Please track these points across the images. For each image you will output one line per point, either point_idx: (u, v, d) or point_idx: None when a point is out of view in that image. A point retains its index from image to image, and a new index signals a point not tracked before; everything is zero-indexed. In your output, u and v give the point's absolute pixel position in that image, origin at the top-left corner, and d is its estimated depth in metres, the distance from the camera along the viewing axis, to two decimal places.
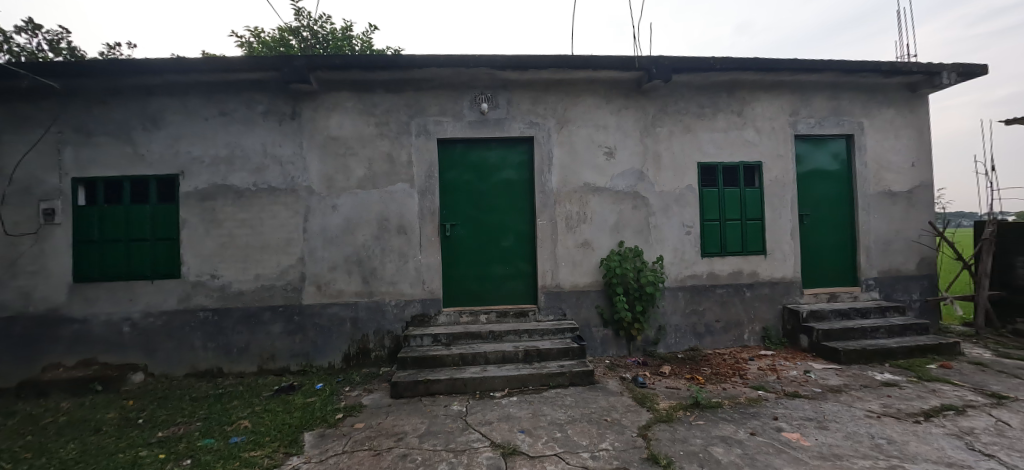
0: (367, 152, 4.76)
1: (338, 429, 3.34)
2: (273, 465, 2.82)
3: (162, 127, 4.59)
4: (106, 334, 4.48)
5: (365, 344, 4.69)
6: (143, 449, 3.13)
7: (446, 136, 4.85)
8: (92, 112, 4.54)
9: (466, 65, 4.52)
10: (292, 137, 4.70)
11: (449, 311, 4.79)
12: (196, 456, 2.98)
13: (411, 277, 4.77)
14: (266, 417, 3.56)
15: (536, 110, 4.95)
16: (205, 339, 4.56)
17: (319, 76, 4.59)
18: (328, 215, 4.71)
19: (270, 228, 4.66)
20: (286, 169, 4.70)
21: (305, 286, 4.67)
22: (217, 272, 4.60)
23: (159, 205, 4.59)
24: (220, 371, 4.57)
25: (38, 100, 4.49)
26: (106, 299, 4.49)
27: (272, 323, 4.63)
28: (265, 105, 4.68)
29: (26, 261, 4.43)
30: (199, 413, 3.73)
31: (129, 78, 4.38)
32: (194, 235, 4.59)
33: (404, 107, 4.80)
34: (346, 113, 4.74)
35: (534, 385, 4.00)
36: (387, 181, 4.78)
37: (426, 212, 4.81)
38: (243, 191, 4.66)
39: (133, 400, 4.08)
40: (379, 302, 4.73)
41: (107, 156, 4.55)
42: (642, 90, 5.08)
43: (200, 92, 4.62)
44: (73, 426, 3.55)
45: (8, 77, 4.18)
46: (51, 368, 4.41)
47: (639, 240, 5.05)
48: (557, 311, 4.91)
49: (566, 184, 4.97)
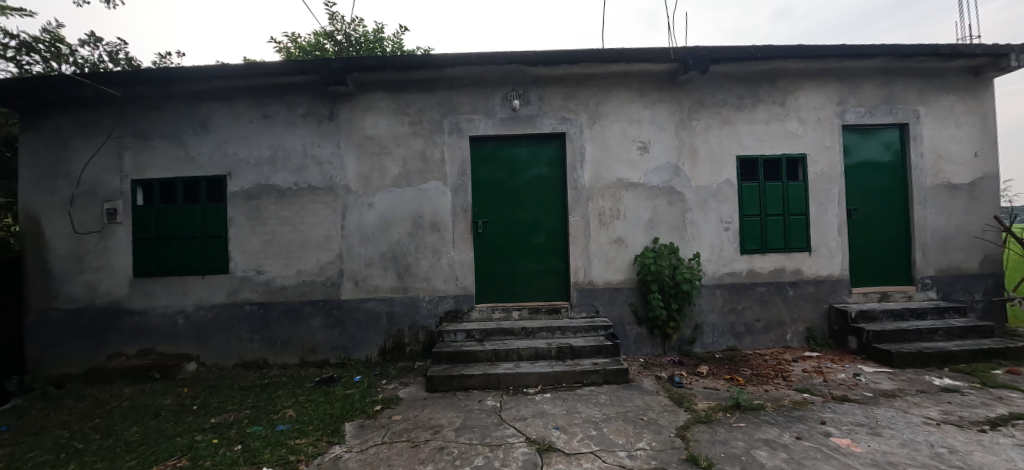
0: (401, 151, 4.86)
1: (377, 421, 3.44)
2: (318, 454, 2.94)
3: (211, 131, 4.83)
4: (162, 325, 4.78)
5: (400, 338, 4.80)
6: (198, 433, 3.33)
7: (479, 134, 4.88)
8: (149, 118, 4.84)
9: (498, 63, 4.52)
10: (330, 138, 4.85)
11: (482, 307, 4.84)
12: (247, 441, 3.14)
13: (445, 273, 4.84)
14: (309, 407, 3.70)
15: (568, 106, 4.91)
16: (252, 332, 4.80)
17: (355, 78, 4.72)
18: (365, 213, 4.85)
19: (310, 226, 4.84)
20: (324, 168, 4.86)
21: (343, 281, 4.82)
22: (262, 268, 4.82)
23: (209, 204, 4.84)
24: (266, 362, 4.79)
25: (101, 107, 4.82)
26: (162, 292, 4.79)
27: (313, 317, 4.81)
28: (304, 107, 4.86)
29: (92, 258, 4.78)
30: (247, 401, 3.93)
31: (181, 84, 4.63)
32: (241, 232, 4.82)
33: (436, 106, 4.86)
34: (381, 113, 4.86)
35: (567, 382, 3.99)
36: (420, 180, 4.86)
37: (459, 209, 4.86)
38: (286, 190, 4.85)
39: (187, 388, 4.34)
40: (414, 298, 4.82)
41: (161, 159, 4.84)
42: (677, 82, 4.94)
43: (245, 96, 4.84)
44: (136, 411, 3.82)
45: (74, 87, 4.50)
46: (115, 356, 4.75)
47: (675, 236, 4.93)
48: (589, 308, 4.86)
49: (599, 179, 4.91)
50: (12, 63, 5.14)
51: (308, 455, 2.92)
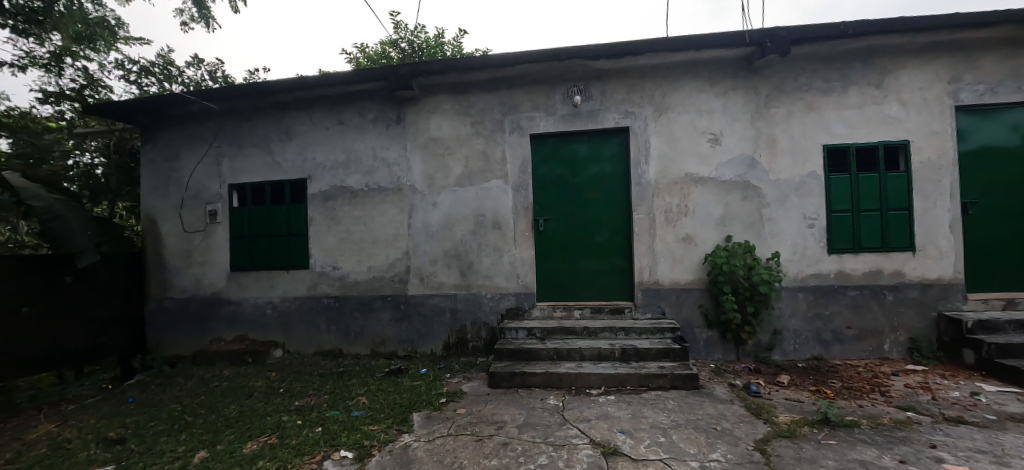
0: (463, 151, 4.97)
1: (443, 413, 3.56)
2: (389, 440, 3.10)
3: (293, 138, 5.26)
4: (254, 315, 5.29)
5: (463, 334, 4.93)
6: (285, 414, 3.65)
7: (539, 131, 4.86)
8: (242, 128, 5.36)
9: (559, 58, 4.47)
10: (397, 141, 5.09)
11: (543, 305, 4.82)
12: (327, 425, 3.39)
13: (506, 271, 4.89)
14: (380, 396, 3.91)
15: (632, 99, 4.74)
16: (329, 323, 5.16)
17: (420, 82, 4.90)
18: (430, 212, 5.02)
19: (380, 225, 5.11)
20: (392, 170, 5.10)
21: (410, 277, 5.04)
22: (338, 264, 5.17)
23: (292, 205, 5.28)
24: (341, 352, 5.14)
25: (204, 120, 5.42)
26: (253, 285, 5.30)
27: (382, 311, 5.08)
28: (374, 112, 5.13)
29: (198, 253, 5.41)
30: (326, 387, 4.24)
31: (268, 96, 5.08)
32: (319, 231, 5.20)
33: (497, 106, 4.92)
34: (445, 114, 5.00)
35: (632, 385, 3.87)
36: (482, 179, 4.94)
37: (520, 207, 4.88)
38: (358, 191, 5.16)
39: (275, 372, 4.76)
40: (477, 295, 4.92)
41: (252, 165, 5.35)
42: (753, 68, 4.59)
43: (322, 104, 5.21)
44: (233, 390, 4.27)
45: (183, 103, 5.10)
46: (216, 341, 5.34)
47: (751, 234, 4.59)
48: (655, 309, 4.67)
49: (665, 175, 4.70)
50: (135, 85, 5.93)
51: (380, 441, 3.09)
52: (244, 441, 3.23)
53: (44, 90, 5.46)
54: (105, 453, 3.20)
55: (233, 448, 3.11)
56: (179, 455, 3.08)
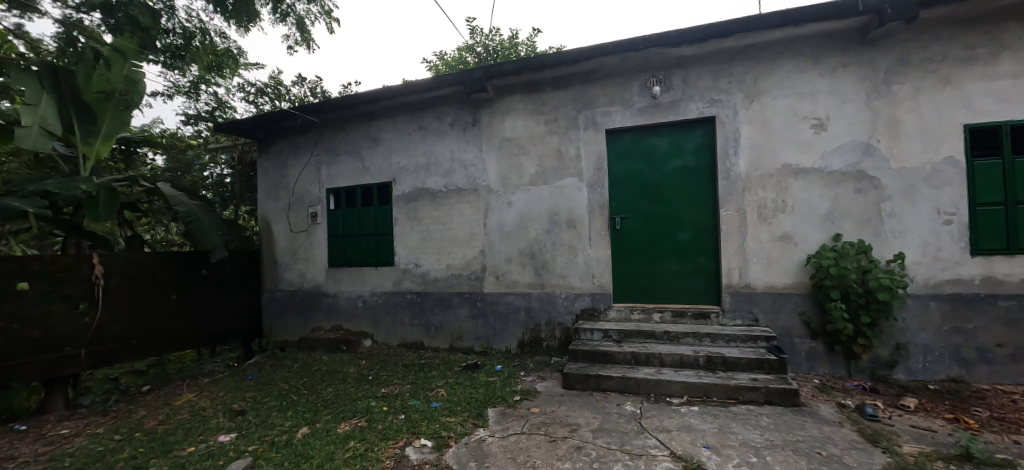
0: (537, 150, 4.97)
1: (517, 410, 3.59)
2: (465, 433, 3.20)
3: (380, 144, 5.67)
4: (348, 307, 5.80)
5: (537, 333, 4.93)
6: (373, 400, 3.95)
7: (615, 126, 4.69)
8: (337, 137, 5.90)
9: (636, 49, 4.27)
10: (473, 143, 5.24)
11: (620, 307, 4.64)
12: (409, 413, 3.60)
13: (581, 271, 4.79)
14: (457, 389, 4.06)
15: (718, 86, 4.37)
16: (412, 317, 5.48)
17: (494, 84, 5.00)
18: (505, 211, 5.10)
19: (458, 224, 5.30)
20: (469, 171, 5.26)
21: (486, 276, 5.17)
22: (420, 261, 5.47)
23: (380, 207, 5.70)
24: (422, 345, 5.43)
25: (306, 131, 6.06)
26: (347, 280, 5.81)
27: (460, 307, 5.27)
28: (451, 116, 5.34)
29: (302, 251, 6.06)
30: (409, 377, 4.51)
31: (358, 107, 5.53)
32: (403, 230, 5.55)
33: (571, 102, 4.84)
34: (519, 114, 5.04)
35: (719, 397, 3.57)
36: (556, 177, 4.90)
37: (596, 205, 4.75)
38: (437, 192, 5.40)
39: (365, 360, 5.18)
40: (551, 294, 4.89)
41: (345, 170, 5.86)
42: (868, 40, 3.97)
43: (405, 111, 5.54)
44: (330, 375, 4.72)
45: (289, 118, 5.74)
46: (317, 329, 5.95)
47: (866, 232, 3.97)
48: (746, 314, 4.26)
49: (758, 167, 4.26)
50: (253, 105, 6.83)
51: (457, 433, 3.20)
52: (338, 421, 3.56)
53: (186, 113, 6.52)
54: (230, 422, 3.72)
55: (329, 427, 3.43)
56: (286, 429, 3.47)
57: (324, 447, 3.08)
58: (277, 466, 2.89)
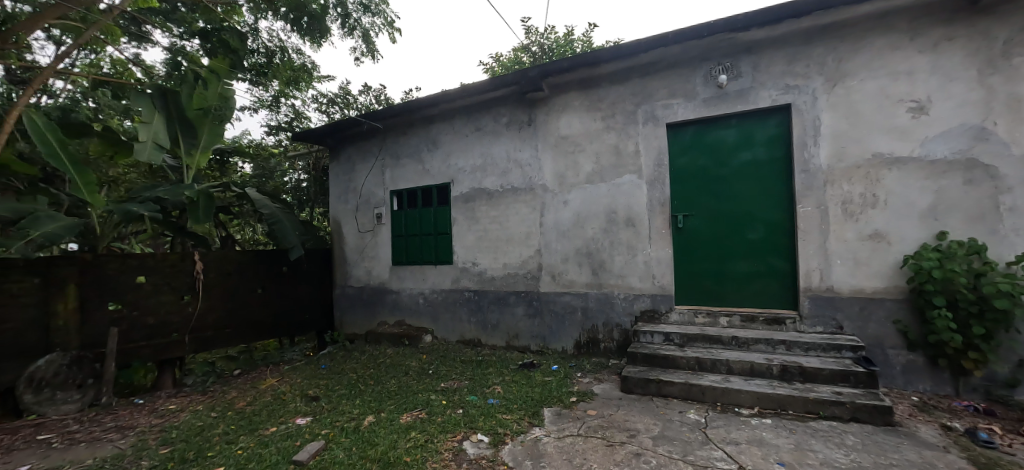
0: (594, 147, 4.87)
1: (573, 411, 3.55)
2: (520, 431, 3.22)
3: (439, 147, 5.87)
4: (410, 303, 6.07)
5: (594, 334, 4.83)
6: (432, 393, 4.11)
7: (677, 120, 4.46)
8: (399, 141, 6.19)
9: (699, 36, 4.04)
10: (529, 142, 5.25)
11: (683, 310, 4.41)
12: (467, 408, 3.70)
13: (641, 271, 4.61)
14: (514, 387, 4.10)
15: (794, 71, 4.00)
16: (470, 314, 5.61)
17: (549, 82, 4.97)
18: (561, 210, 5.05)
19: (514, 223, 5.34)
20: (525, 170, 5.28)
21: (542, 275, 5.15)
22: (477, 260, 5.58)
23: (440, 207, 5.90)
24: (480, 342, 5.54)
25: (372, 137, 6.42)
26: (410, 278, 6.08)
27: (516, 306, 5.31)
28: (507, 116, 5.39)
29: (369, 250, 6.44)
30: (467, 373, 4.63)
31: (419, 112, 5.77)
32: (462, 230, 5.70)
33: (629, 97, 4.68)
34: (574, 112, 4.97)
35: (795, 410, 3.27)
36: (614, 174, 4.76)
37: (656, 203, 4.55)
38: (494, 192, 5.48)
39: (426, 354, 5.39)
40: (609, 295, 4.77)
41: (407, 173, 6.13)
42: (981, 7, 3.43)
43: (462, 114, 5.69)
44: (394, 367, 4.97)
45: (356, 124, 6.13)
46: (382, 324, 6.28)
47: (979, 229, 3.44)
48: (828, 321, 3.86)
49: (842, 157, 3.84)
50: (325, 114, 7.38)
51: (513, 431, 3.23)
52: (401, 412, 3.73)
53: (269, 125, 7.19)
54: (306, 406, 4.05)
55: (393, 417, 3.61)
56: (354, 416, 3.70)
57: (388, 435, 3.24)
58: (346, 450, 3.07)
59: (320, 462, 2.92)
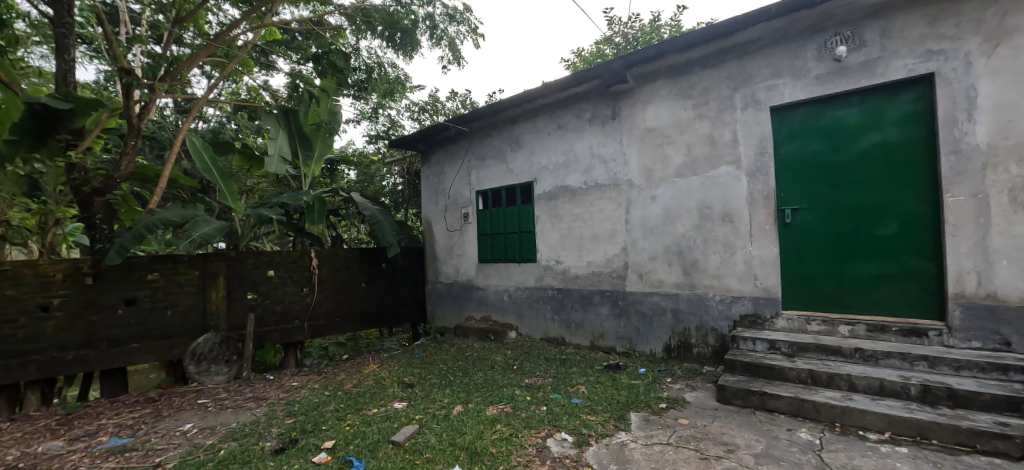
0: (684, 138, 4.54)
1: (662, 418, 3.37)
2: (605, 434, 3.15)
3: (522, 146, 5.95)
4: (496, 299, 6.26)
5: (686, 338, 4.52)
6: (517, 388, 4.19)
7: (783, 102, 3.98)
8: (484, 143, 6.40)
9: (810, 5, 3.55)
10: (613, 136, 5.08)
11: (791, 315, 3.93)
12: (551, 405, 3.71)
13: (740, 271, 4.20)
14: (598, 388, 4.01)
15: (938, 33, 3.34)
16: (554, 312, 5.61)
17: (634, 73, 4.77)
18: (649, 206, 4.81)
19: (598, 220, 5.22)
20: (609, 166, 5.12)
21: (628, 274, 4.96)
22: (561, 258, 5.56)
23: (523, 206, 5.98)
24: (563, 340, 5.52)
25: (458, 140, 6.73)
26: (496, 275, 6.26)
27: (601, 305, 5.17)
28: (590, 112, 5.27)
29: (458, 248, 6.76)
30: (551, 371, 4.64)
31: (502, 113, 5.92)
32: (545, 228, 5.72)
33: (724, 81, 4.28)
34: (662, 101, 4.69)
35: (941, 440, 2.73)
36: (708, 166, 4.39)
37: (758, 196, 4.10)
38: (577, 189, 5.41)
39: (511, 350, 5.51)
40: (702, 296, 4.42)
41: (492, 173, 6.31)
42: None
43: (544, 112, 5.70)
44: (481, 361, 5.17)
45: (444, 129, 6.47)
46: (469, 318, 6.56)
47: None
48: (990, 336, 3.16)
49: (1008, 133, 3.12)
50: (418, 121, 7.91)
51: (597, 433, 3.17)
52: (487, 404, 3.86)
53: (370, 134, 7.91)
54: (403, 392, 4.39)
55: (480, 408, 3.75)
56: (444, 405, 3.92)
57: (475, 426, 3.37)
58: (437, 435, 3.25)
59: (415, 444, 3.13)
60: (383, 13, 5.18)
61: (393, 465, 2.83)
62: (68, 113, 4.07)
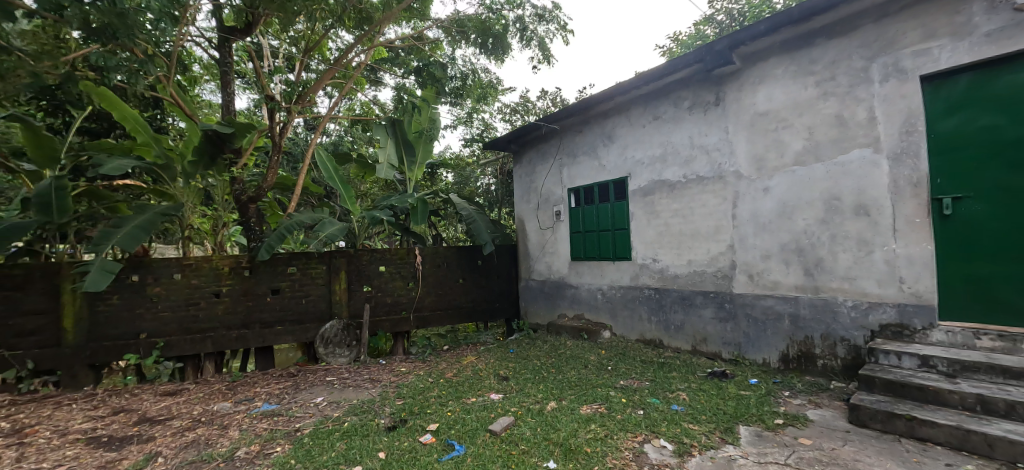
0: (804, 121, 4.00)
1: (778, 436, 3.03)
2: (710, 446, 2.93)
3: (615, 141, 5.78)
4: (589, 298, 6.17)
5: (809, 347, 3.99)
6: (611, 390, 4.09)
7: (938, 69, 3.31)
8: (576, 140, 6.34)
9: None
10: (717, 124, 4.67)
11: (951, 327, 3.24)
12: (649, 410, 3.55)
13: (879, 273, 3.58)
14: (702, 396, 3.73)
15: None
16: (650, 313, 5.36)
17: (741, 52, 4.33)
18: (761, 199, 4.33)
19: (700, 216, 4.85)
20: (712, 156, 4.72)
21: (736, 274, 4.53)
22: (658, 257, 5.29)
23: (617, 202, 5.81)
24: (662, 343, 5.24)
25: (550, 139, 6.75)
26: (589, 273, 6.18)
27: (704, 307, 4.80)
28: (690, 99, 4.91)
29: (549, 245, 6.80)
30: (648, 374, 4.44)
31: (594, 108, 5.81)
32: (641, 225, 5.49)
33: (856, 50, 3.69)
34: (776, 81, 4.19)
35: None
36: (835, 151, 3.81)
37: (904, 184, 3.45)
38: (676, 183, 5.09)
39: (605, 350, 5.40)
40: (828, 301, 3.87)
41: (584, 170, 6.23)
42: None
43: (638, 104, 5.46)
44: (574, 359, 5.14)
45: (535, 128, 6.55)
46: (562, 316, 6.56)
47: None
48: None
49: None
50: (510, 122, 8.12)
51: (700, 444, 2.96)
52: (581, 403, 3.83)
53: (466, 138, 8.32)
54: (498, 384, 4.56)
55: (573, 406, 3.74)
56: (538, 400, 3.99)
57: (569, 423, 3.37)
58: (531, 429, 3.33)
59: (511, 435, 3.23)
60: (476, 21, 5.57)
61: (490, 453, 2.96)
62: (231, 136, 4.93)
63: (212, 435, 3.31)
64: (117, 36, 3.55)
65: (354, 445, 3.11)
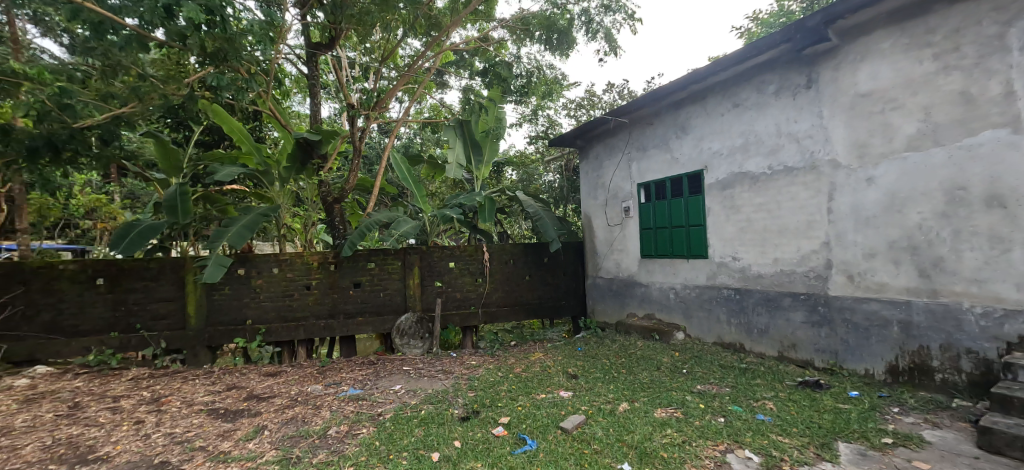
0: (919, 100, 3.50)
1: (887, 456, 2.70)
2: (803, 461, 2.68)
3: (689, 132, 5.47)
4: (661, 297, 5.93)
5: (924, 358, 3.50)
6: (687, 394, 3.90)
7: None
8: (646, 132, 6.10)
9: None
10: (810, 108, 4.24)
11: None
12: (730, 418, 3.33)
13: (1019, 275, 3.03)
14: (791, 407, 3.43)
15: None
16: (729, 315, 5.03)
17: (839, 28, 3.88)
18: (863, 191, 3.87)
19: (789, 210, 4.44)
20: (803, 144, 4.30)
21: (832, 274, 4.10)
22: (738, 255, 4.94)
23: (691, 197, 5.52)
24: (743, 347, 4.89)
25: (617, 132, 6.56)
26: (660, 272, 5.93)
27: (793, 310, 4.40)
28: (777, 83, 4.51)
29: (618, 242, 6.63)
30: (728, 379, 4.17)
31: (666, 98, 5.54)
32: (719, 221, 5.16)
33: (988, 15, 3.16)
34: (882, 57, 3.72)
35: None
36: (959, 133, 3.30)
37: None
38: (759, 175, 4.72)
39: (678, 352, 5.15)
40: (949, 306, 3.36)
41: (655, 164, 5.97)
42: None
43: (716, 92, 5.12)
44: (645, 360, 4.97)
45: (603, 122, 6.40)
46: (631, 316, 6.37)
47: None
48: None
49: None
50: (574, 118, 8.03)
51: (792, 458, 2.72)
52: (656, 406, 3.69)
53: (531, 135, 8.35)
54: (567, 382, 4.54)
55: (646, 409, 3.62)
56: (609, 400, 3.90)
57: (643, 426, 3.26)
58: (603, 429, 3.27)
59: (582, 434, 3.20)
60: (541, 18, 5.52)
61: (562, 449, 2.96)
62: (318, 142, 5.39)
63: (307, 413, 3.66)
64: (229, 57, 4.04)
65: (431, 432, 3.26)
